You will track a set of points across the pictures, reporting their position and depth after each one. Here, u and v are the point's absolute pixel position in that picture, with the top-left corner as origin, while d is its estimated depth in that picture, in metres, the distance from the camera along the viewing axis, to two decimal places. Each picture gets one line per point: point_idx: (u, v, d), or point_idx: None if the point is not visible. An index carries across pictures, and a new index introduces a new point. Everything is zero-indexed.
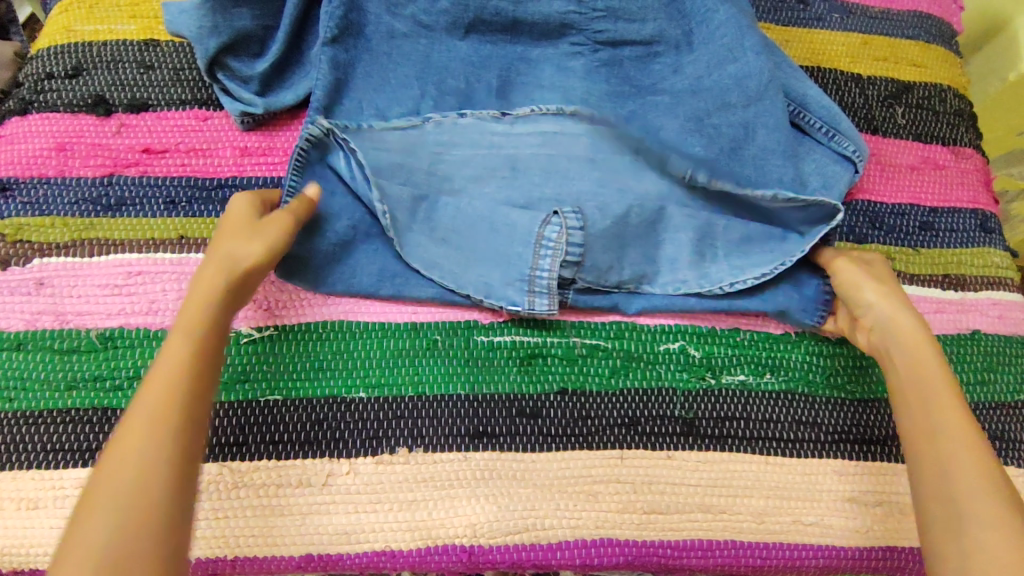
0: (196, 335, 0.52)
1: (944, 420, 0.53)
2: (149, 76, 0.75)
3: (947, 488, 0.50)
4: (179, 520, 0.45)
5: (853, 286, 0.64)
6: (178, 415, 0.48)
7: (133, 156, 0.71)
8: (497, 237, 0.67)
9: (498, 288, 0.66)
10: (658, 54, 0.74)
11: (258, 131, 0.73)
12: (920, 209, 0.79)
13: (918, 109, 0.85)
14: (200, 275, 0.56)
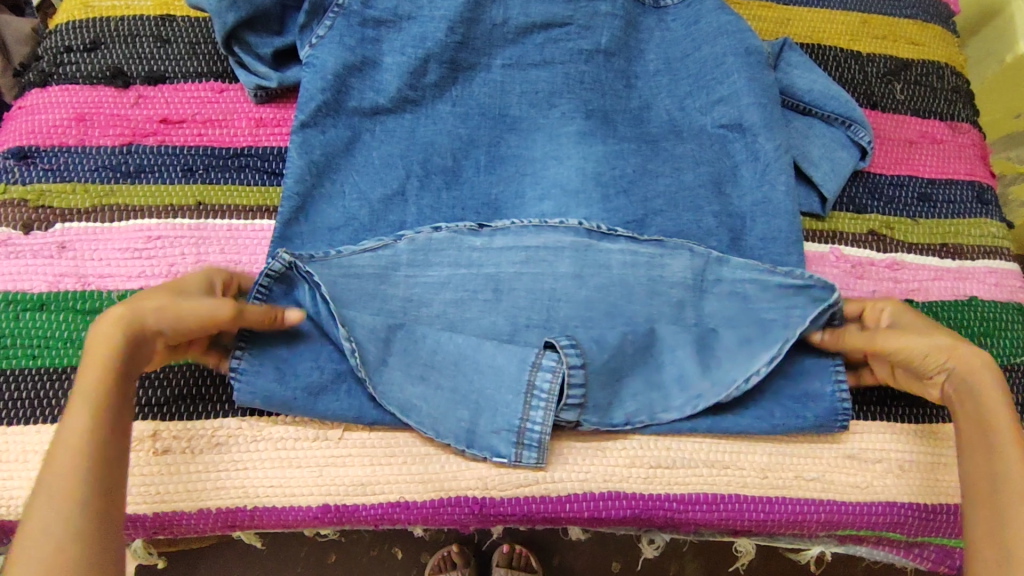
0: (100, 369, 0.50)
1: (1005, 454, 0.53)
2: (166, 49, 0.77)
3: (1003, 527, 0.50)
4: (102, 553, 0.45)
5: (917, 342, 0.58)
6: (88, 447, 0.47)
7: (151, 126, 0.73)
8: (483, 377, 0.61)
9: (483, 433, 0.60)
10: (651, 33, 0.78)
11: (271, 104, 0.75)
12: (919, 181, 0.81)
13: (917, 86, 0.87)
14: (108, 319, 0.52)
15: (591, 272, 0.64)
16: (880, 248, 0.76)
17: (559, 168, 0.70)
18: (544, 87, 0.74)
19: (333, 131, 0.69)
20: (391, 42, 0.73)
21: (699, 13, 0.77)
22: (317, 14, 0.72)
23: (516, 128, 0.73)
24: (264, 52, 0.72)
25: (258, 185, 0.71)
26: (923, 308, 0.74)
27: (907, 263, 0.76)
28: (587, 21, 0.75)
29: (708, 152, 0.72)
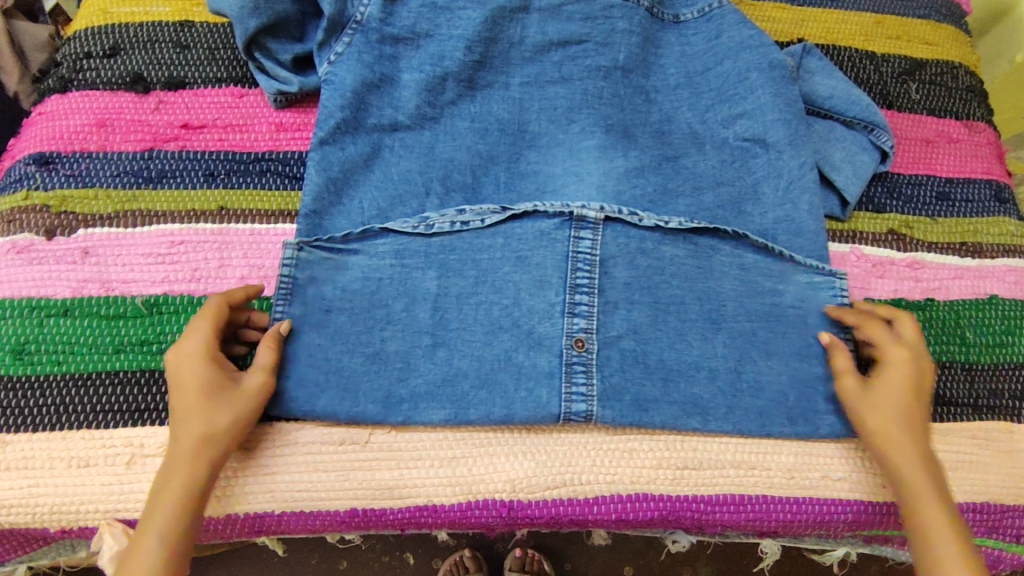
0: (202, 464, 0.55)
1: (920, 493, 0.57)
2: (185, 54, 0.77)
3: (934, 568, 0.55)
4: None
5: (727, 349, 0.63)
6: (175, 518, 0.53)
7: (172, 131, 0.73)
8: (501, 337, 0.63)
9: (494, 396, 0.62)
10: (670, 37, 0.78)
11: (291, 109, 0.75)
12: (936, 181, 0.81)
13: (932, 85, 0.87)
14: (180, 358, 0.57)
15: (607, 257, 0.65)
16: (899, 247, 0.76)
17: (579, 184, 0.70)
18: (563, 103, 0.73)
19: (352, 148, 0.69)
20: (409, 59, 0.73)
21: (720, 27, 0.77)
22: (335, 32, 0.71)
23: (535, 144, 0.72)
24: (285, 58, 0.72)
25: (279, 189, 0.71)
26: (945, 307, 0.74)
27: (927, 261, 0.76)
28: (605, 38, 0.75)
29: (728, 168, 0.72)
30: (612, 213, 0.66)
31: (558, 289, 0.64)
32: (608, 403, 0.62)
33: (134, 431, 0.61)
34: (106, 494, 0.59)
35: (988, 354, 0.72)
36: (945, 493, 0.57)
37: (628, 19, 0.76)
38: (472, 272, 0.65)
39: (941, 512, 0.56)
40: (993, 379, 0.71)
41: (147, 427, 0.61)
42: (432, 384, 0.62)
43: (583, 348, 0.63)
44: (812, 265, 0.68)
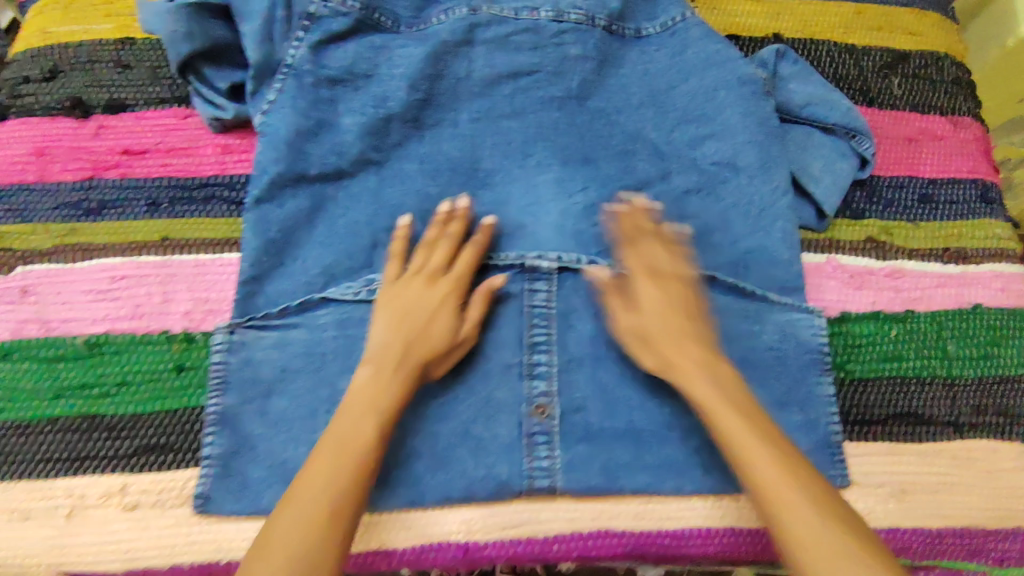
0: (386, 394, 0.58)
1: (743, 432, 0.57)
2: (127, 74, 0.74)
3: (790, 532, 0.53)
4: (318, 510, 0.52)
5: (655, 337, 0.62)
6: (355, 457, 0.55)
7: (113, 158, 0.70)
8: (471, 379, 0.64)
9: (461, 450, 0.62)
10: (630, 56, 0.76)
11: (230, 133, 0.72)
12: (920, 182, 0.77)
13: (915, 79, 0.83)
14: (427, 265, 0.65)
15: (567, 310, 0.67)
16: (878, 256, 0.73)
17: (538, 225, 0.69)
18: (516, 137, 0.73)
19: (291, 204, 0.67)
20: (348, 102, 0.70)
21: (682, 44, 0.75)
22: (265, 77, 0.68)
23: (489, 183, 0.71)
24: (221, 85, 0.69)
25: (224, 216, 0.68)
26: (926, 318, 0.71)
27: (907, 271, 0.73)
28: (557, 67, 0.74)
29: (691, 200, 0.71)
30: (569, 262, 0.68)
31: (514, 348, 0.65)
32: (565, 447, 0.62)
33: (76, 479, 0.59)
34: (49, 547, 0.57)
35: (971, 367, 0.69)
36: (788, 454, 0.56)
37: (580, 43, 0.74)
38: None
39: (784, 476, 0.54)
40: (978, 395, 0.68)
41: (90, 476, 0.59)
42: (395, 441, 0.61)
43: (543, 415, 0.63)
44: (783, 303, 0.68)
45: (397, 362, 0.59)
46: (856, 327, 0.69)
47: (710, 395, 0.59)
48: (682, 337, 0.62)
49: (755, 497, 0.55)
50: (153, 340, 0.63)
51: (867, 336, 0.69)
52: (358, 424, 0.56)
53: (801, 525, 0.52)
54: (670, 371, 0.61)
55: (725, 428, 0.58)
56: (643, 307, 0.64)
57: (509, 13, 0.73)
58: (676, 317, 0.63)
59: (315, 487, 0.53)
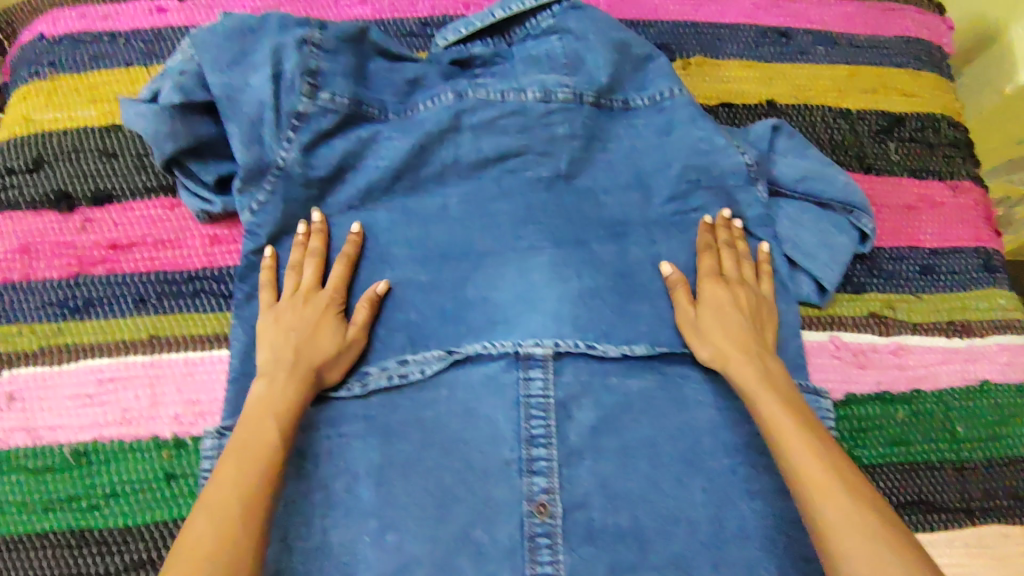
0: (277, 406, 0.58)
1: (775, 411, 0.58)
2: (111, 163, 0.72)
3: (815, 501, 0.51)
4: (230, 515, 0.50)
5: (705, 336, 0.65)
6: (263, 457, 0.54)
7: (99, 253, 0.69)
8: (469, 478, 0.62)
9: (460, 556, 0.60)
10: (619, 133, 0.75)
11: (217, 224, 0.70)
12: (920, 252, 0.76)
13: (912, 143, 0.82)
14: (301, 290, 0.66)
15: (565, 400, 0.64)
16: (881, 331, 0.72)
17: (533, 312, 0.68)
18: (505, 220, 0.72)
19: (282, 298, 0.67)
20: (336, 194, 0.71)
21: (668, 121, 0.75)
22: (255, 177, 0.68)
23: (481, 269, 0.70)
24: (208, 178, 0.68)
25: (213, 311, 0.67)
26: (932, 397, 0.70)
27: (911, 347, 0.72)
28: (545, 147, 0.73)
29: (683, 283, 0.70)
30: (567, 348, 0.66)
31: (512, 444, 0.62)
32: (569, 549, 0.60)
33: None
34: None
35: (979, 449, 0.68)
36: (816, 429, 0.56)
37: (568, 123, 0.74)
38: (417, 434, 0.63)
39: (815, 449, 0.54)
40: (987, 478, 0.67)
41: None
42: (392, 545, 0.60)
43: (545, 514, 0.61)
44: (789, 383, 0.66)
45: (290, 371, 0.60)
46: (862, 409, 0.68)
47: (752, 375, 0.61)
48: (741, 332, 0.64)
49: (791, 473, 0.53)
50: (142, 447, 0.62)
51: (874, 418, 0.68)
52: (262, 426, 0.56)
53: (831, 506, 0.50)
54: (723, 363, 0.64)
55: (763, 408, 0.59)
56: (707, 314, 0.66)
57: (496, 96, 0.73)
58: (747, 339, 0.64)
59: (222, 487, 0.52)
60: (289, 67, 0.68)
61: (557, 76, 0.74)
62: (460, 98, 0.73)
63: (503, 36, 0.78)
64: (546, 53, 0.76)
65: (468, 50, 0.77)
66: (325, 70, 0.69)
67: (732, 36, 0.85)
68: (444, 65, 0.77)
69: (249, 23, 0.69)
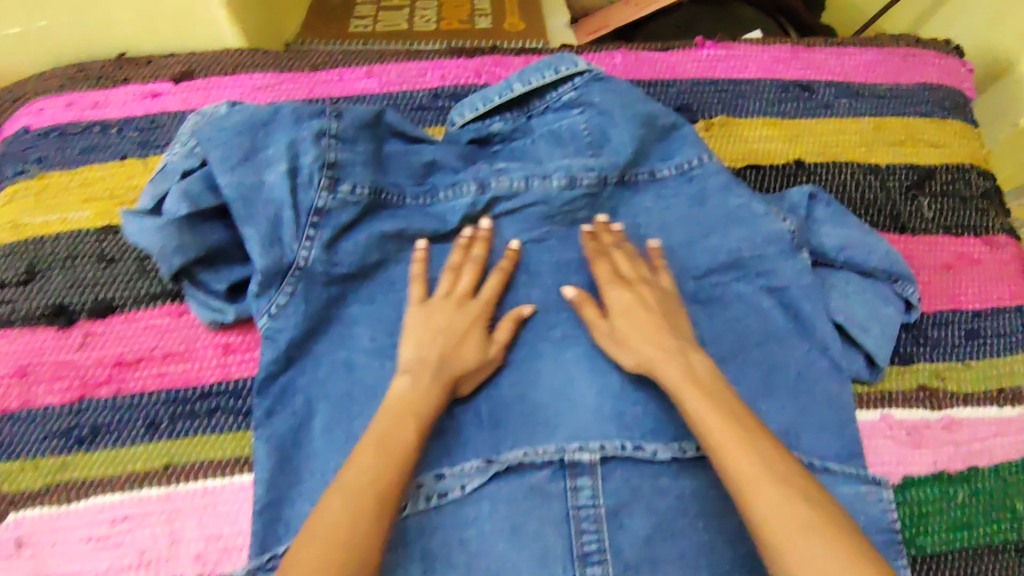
0: (415, 408, 0.56)
1: (709, 409, 0.53)
2: (112, 269, 0.68)
3: (753, 508, 0.48)
4: (353, 508, 0.48)
5: (625, 344, 0.61)
6: (395, 456, 0.52)
7: (103, 372, 0.64)
8: None
9: None
10: (648, 207, 0.71)
11: (228, 330, 0.65)
12: (964, 315, 0.74)
13: (944, 197, 0.80)
14: (430, 298, 0.64)
15: (616, 508, 0.60)
16: (932, 407, 0.69)
17: (574, 412, 0.64)
18: (538, 308, 0.68)
19: (305, 413, 0.62)
20: (357, 292, 0.66)
21: (700, 195, 0.71)
22: (273, 281, 0.62)
23: (515, 363, 0.66)
24: (219, 287, 0.62)
25: (231, 431, 0.62)
26: (990, 473, 0.67)
27: (963, 421, 0.69)
28: (567, 230, 0.70)
29: (729, 367, 0.66)
30: (614, 452, 0.62)
31: (564, 562, 0.58)
32: None
33: None
34: None
35: None
36: (751, 424, 0.52)
37: (593, 203, 0.70)
38: (461, 557, 0.59)
39: (748, 446, 0.50)
40: None
41: None
42: None
43: None
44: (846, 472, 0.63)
45: (436, 373, 0.59)
46: (919, 493, 0.66)
47: (679, 375, 0.57)
48: (659, 333, 0.60)
49: (721, 470, 0.51)
50: None
51: (933, 502, 0.66)
52: (399, 428, 0.54)
53: (766, 504, 0.47)
54: (647, 368, 0.59)
55: (689, 405, 0.55)
56: (621, 317, 0.62)
57: (520, 183, 0.69)
58: (642, 309, 0.62)
59: (349, 481, 0.50)
60: (306, 161, 0.63)
61: (583, 157, 0.71)
62: (483, 189, 0.69)
63: (521, 109, 0.74)
64: (569, 128, 0.72)
65: (487, 125, 0.74)
66: (344, 162, 0.65)
67: (752, 93, 0.83)
68: (463, 144, 0.74)
69: (259, 115, 0.64)
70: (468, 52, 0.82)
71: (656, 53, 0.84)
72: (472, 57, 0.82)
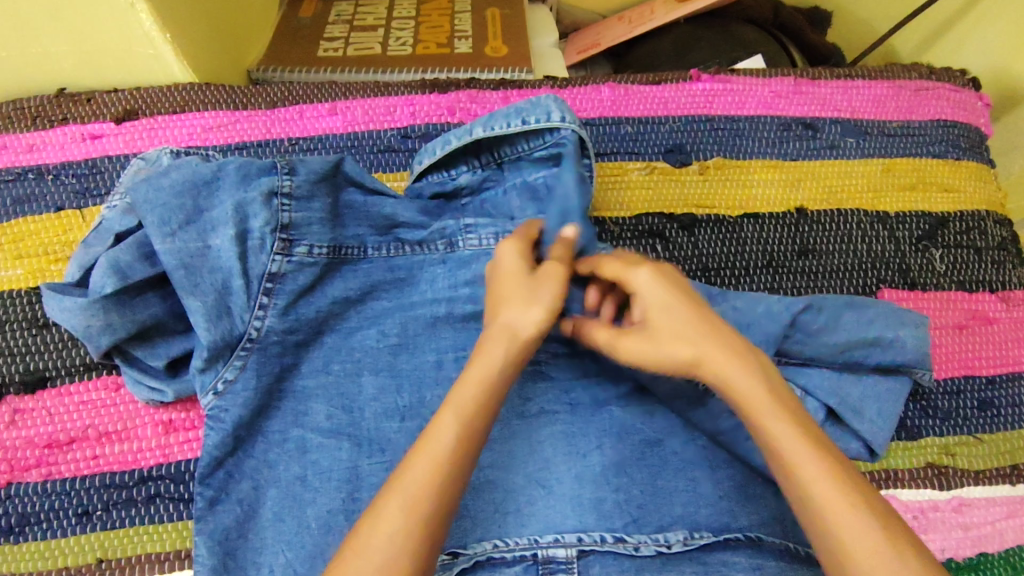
0: (476, 377, 0.48)
1: (780, 418, 0.46)
2: (43, 336, 0.61)
3: (819, 520, 0.43)
4: (411, 517, 0.42)
5: (655, 306, 0.51)
6: (444, 458, 0.44)
7: (32, 454, 0.58)
8: None
9: None
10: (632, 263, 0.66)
11: (172, 405, 0.60)
12: (977, 382, 0.68)
13: (957, 248, 0.73)
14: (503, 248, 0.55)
15: None
16: (942, 485, 0.64)
17: (549, 498, 0.57)
18: (511, 377, 0.61)
19: (246, 498, 0.55)
20: (311, 361, 0.59)
21: None
22: (221, 356, 0.55)
23: (487, 440, 0.59)
24: (157, 363, 0.57)
25: (171, 520, 0.57)
26: (1002, 560, 0.62)
27: (974, 501, 0.64)
28: None
29: (719, 447, 0.60)
30: (592, 545, 0.55)
31: None
32: None
33: None
34: None
35: None
36: (816, 435, 0.46)
37: None
38: None
39: (827, 467, 0.44)
40: None
41: None
42: None
43: None
44: None
45: (506, 339, 0.49)
46: None
47: (742, 376, 0.48)
48: (710, 326, 0.50)
49: (799, 494, 0.44)
50: None
51: None
52: (444, 422, 0.46)
53: (847, 524, 0.42)
54: (699, 367, 0.49)
55: (758, 418, 0.47)
56: (652, 309, 0.51)
57: (490, 241, 0.64)
58: (675, 300, 0.51)
59: (407, 491, 0.43)
60: (257, 224, 0.56)
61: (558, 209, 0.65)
62: (450, 247, 0.64)
63: (491, 153, 0.67)
64: (544, 182, 0.66)
65: (452, 175, 0.67)
66: (301, 222, 0.58)
67: (751, 131, 0.76)
68: (426, 198, 0.67)
69: (202, 172, 0.57)
70: (441, 84, 0.75)
71: (647, 86, 0.78)
72: (445, 92, 0.75)
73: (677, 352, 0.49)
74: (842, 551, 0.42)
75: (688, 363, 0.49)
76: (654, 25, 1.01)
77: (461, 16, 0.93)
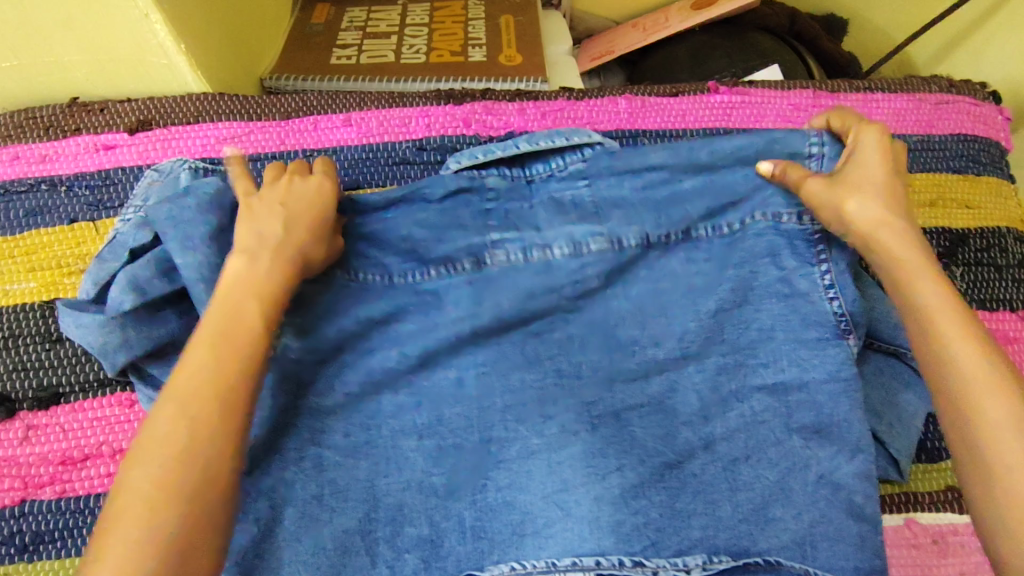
0: (228, 332, 0.47)
1: (928, 292, 0.51)
2: (56, 351, 0.61)
3: (957, 397, 0.47)
4: (195, 450, 0.42)
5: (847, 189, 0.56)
6: (210, 392, 0.44)
7: (47, 471, 0.58)
8: None
9: None
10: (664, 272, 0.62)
11: None
12: None
13: (978, 266, 0.73)
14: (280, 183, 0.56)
15: None
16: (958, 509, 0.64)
17: (567, 519, 0.56)
18: (531, 396, 0.60)
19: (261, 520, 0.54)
20: (332, 377, 0.59)
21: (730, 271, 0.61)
22: None
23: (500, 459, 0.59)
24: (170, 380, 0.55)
25: None
26: None
27: None
28: (570, 305, 0.62)
29: (741, 468, 0.58)
30: (611, 569, 0.54)
31: None
32: None
33: None
34: None
35: None
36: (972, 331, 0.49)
37: (598, 272, 0.61)
38: None
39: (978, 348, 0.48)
40: None
41: None
42: None
43: None
44: None
45: (228, 297, 0.49)
46: None
47: (898, 239, 0.54)
48: (893, 195, 0.56)
49: (938, 365, 0.49)
50: None
51: None
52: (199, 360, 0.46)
53: (988, 405, 0.46)
54: (870, 226, 0.55)
55: (917, 286, 0.52)
56: (864, 162, 0.58)
57: (518, 256, 0.62)
58: (881, 172, 0.57)
59: (165, 413, 0.43)
60: None
61: (587, 225, 0.62)
62: (478, 266, 0.62)
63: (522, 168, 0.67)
64: (574, 198, 0.63)
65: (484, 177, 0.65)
66: None
67: None
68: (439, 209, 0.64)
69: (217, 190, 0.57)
70: (457, 95, 0.75)
71: (664, 98, 0.77)
72: (461, 103, 0.75)
73: (846, 203, 0.56)
74: (984, 437, 0.45)
75: (852, 206, 0.56)
76: (667, 33, 1.00)
77: (475, 23, 0.92)
